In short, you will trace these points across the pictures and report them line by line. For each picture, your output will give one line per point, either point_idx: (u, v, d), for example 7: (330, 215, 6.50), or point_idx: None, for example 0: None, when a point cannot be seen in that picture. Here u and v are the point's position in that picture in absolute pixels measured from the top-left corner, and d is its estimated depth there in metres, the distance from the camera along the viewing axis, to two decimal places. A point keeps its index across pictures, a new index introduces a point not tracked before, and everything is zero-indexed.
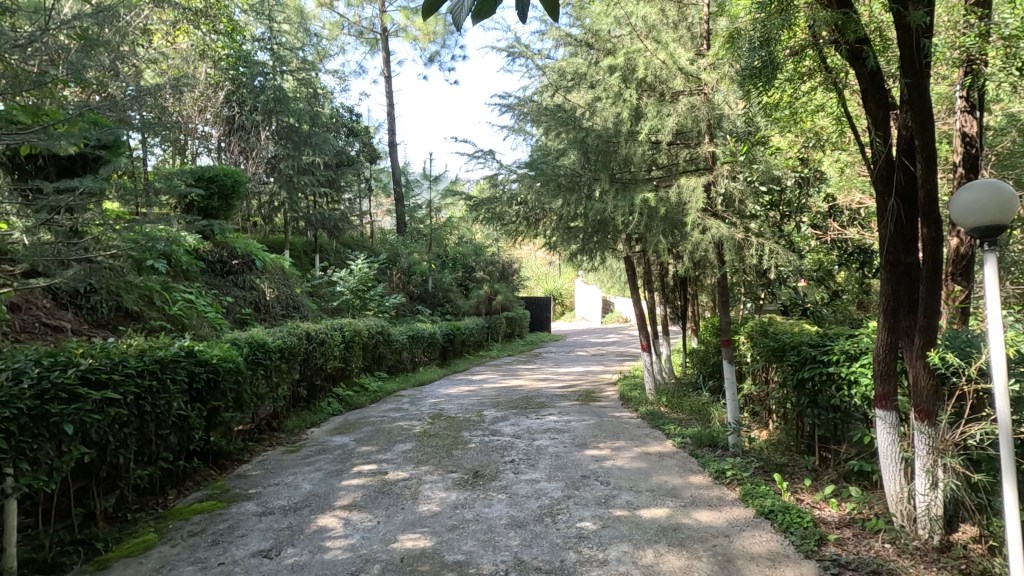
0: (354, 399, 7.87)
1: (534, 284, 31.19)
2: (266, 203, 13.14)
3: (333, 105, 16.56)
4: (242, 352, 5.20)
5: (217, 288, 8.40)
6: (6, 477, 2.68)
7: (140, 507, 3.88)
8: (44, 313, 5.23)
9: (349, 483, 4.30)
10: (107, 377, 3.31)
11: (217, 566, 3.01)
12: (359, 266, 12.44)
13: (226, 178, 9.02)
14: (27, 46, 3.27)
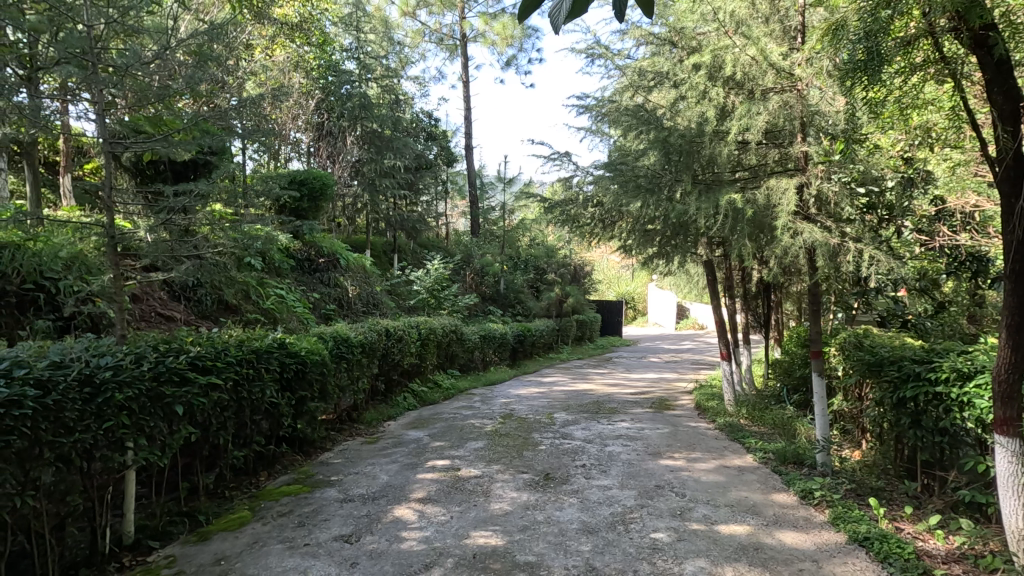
0: (428, 395, 8.11)
1: (606, 287, 30.76)
2: (350, 205, 13.84)
3: (414, 111, 17.17)
4: (327, 346, 5.50)
5: (306, 284, 8.94)
6: (128, 450, 2.96)
7: (236, 486, 4.20)
8: (160, 304, 5.77)
9: (423, 476, 4.43)
10: (211, 364, 3.61)
11: (303, 547, 3.20)
12: (435, 266, 12.82)
13: (316, 180, 9.64)
14: (151, 63, 3.66)
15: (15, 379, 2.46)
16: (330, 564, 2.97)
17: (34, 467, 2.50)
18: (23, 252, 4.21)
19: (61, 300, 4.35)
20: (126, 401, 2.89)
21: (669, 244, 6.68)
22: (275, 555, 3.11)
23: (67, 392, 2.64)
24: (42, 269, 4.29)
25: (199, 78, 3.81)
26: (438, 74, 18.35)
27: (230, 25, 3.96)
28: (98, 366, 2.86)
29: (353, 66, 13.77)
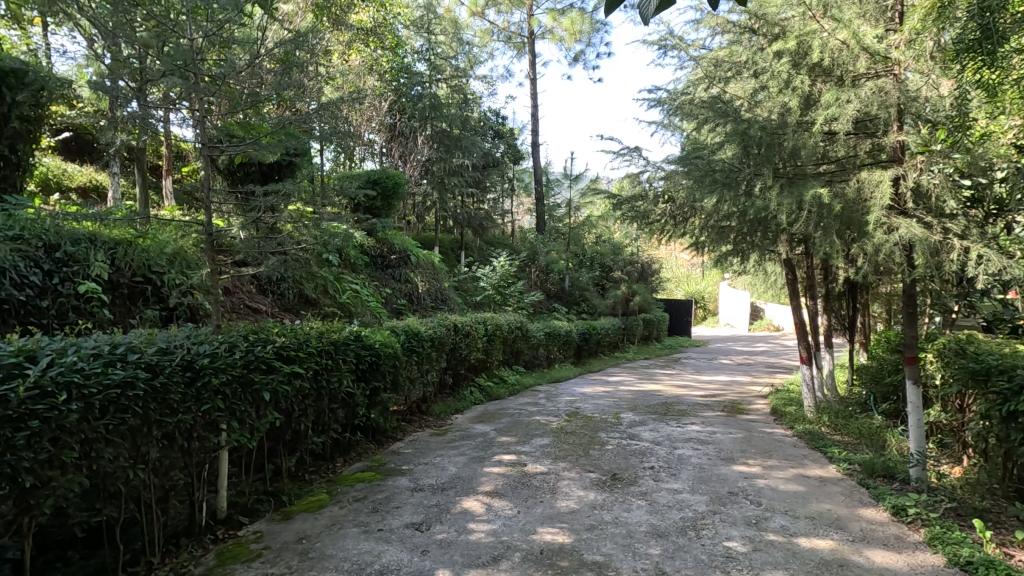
0: (494, 390, 8.21)
1: (674, 286, 29.90)
2: (420, 203, 14.24)
3: (482, 109, 17.40)
4: (399, 339, 5.69)
5: (379, 280, 9.29)
6: (221, 432, 3.19)
7: (315, 470, 4.44)
8: (248, 297, 6.16)
9: (490, 470, 4.50)
10: (294, 354, 3.83)
11: (377, 532, 3.33)
12: (501, 262, 12.98)
13: (387, 178, 10.02)
14: (244, 72, 3.94)
15: (130, 362, 2.67)
16: (402, 550, 3.08)
17: (144, 444, 2.73)
18: (134, 248, 4.61)
19: (164, 292, 4.74)
20: (220, 386, 3.12)
21: (745, 241, 6.39)
22: (351, 537, 3.26)
23: (172, 375, 2.86)
24: (149, 264, 4.68)
25: (286, 84, 4.05)
26: (506, 72, 18.49)
27: (313, 33, 4.18)
28: (197, 353, 3.09)
29: (424, 68, 14.14)
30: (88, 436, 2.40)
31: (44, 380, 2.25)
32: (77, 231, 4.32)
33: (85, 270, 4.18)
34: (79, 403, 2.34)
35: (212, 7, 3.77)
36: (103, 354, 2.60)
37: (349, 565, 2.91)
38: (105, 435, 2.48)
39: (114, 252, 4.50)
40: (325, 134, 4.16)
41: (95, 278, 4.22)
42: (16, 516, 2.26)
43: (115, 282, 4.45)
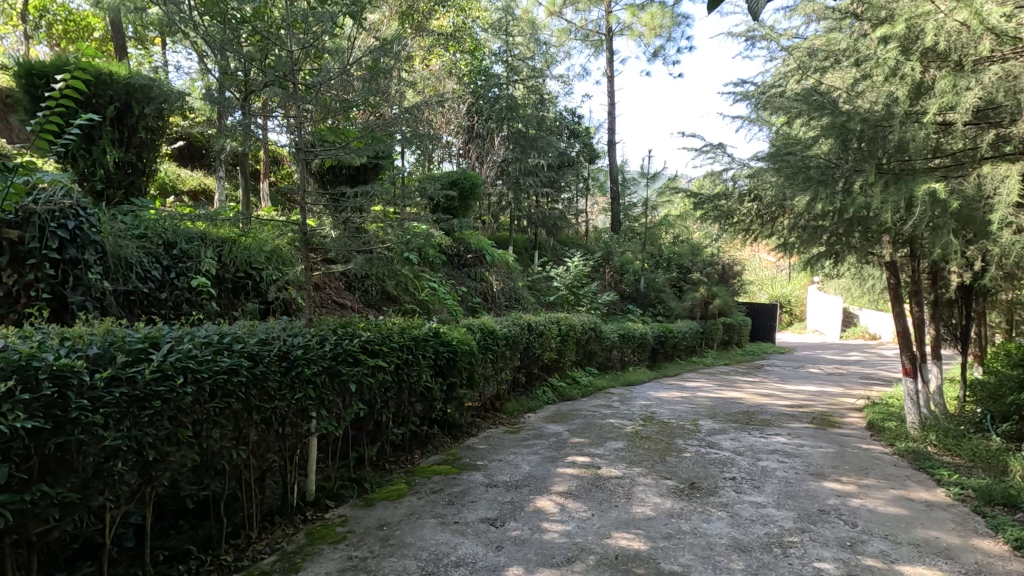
0: (567, 391, 8.17)
1: (757, 289, 28.42)
2: (495, 203, 14.46)
3: (558, 109, 17.38)
4: (475, 337, 5.81)
5: (456, 278, 9.52)
6: (311, 419, 3.40)
7: (395, 461, 4.62)
8: (335, 293, 6.51)
9: (564, 470, 4.49)
10: (378, 348, 4.01)
11: (453, 524, 3.42)
12: (576, 262, 12.91)
13: (465, 179, 10.29)
14: (337, 80, 4.16)
15: (235, 351, 2.90)
16: (478, 543, 3.14)
17: (245, 426, 2.95)
18: (237, 246, 5.00)
19: (262, 287, 5.12)
20: (311, 376, 3.33)
21: (841, 241, 5.91)
22: (429, 527, 3.37)
23: (269, 365, 3.07)
24: (250, 262, 5.07)
25: (374, 89, 4.23)
26: (583, 70, 18.34)
27: (398, 40, 4.35)
28: (292, 344, 3.31)
29: (501, 69, 14.34)
30: (200, 416, 2.62)
31: (165, 364, 2.47)
32: (190, 230, 4.74)
33: (196, 266, 4.59)
34: (193, 386, 2.56)
35: (308, 19, 4.02)
36: (212, 343, 2.83)
37: (427, 554, 3.01)
38: (214, 417, 2.70)
39: (221, 249, 4.91)
40: (409, 137, 4.32)
41: (204, 273, 4.61)
42: (139, 486, 2.49)
43: (221, 277, 4.85)
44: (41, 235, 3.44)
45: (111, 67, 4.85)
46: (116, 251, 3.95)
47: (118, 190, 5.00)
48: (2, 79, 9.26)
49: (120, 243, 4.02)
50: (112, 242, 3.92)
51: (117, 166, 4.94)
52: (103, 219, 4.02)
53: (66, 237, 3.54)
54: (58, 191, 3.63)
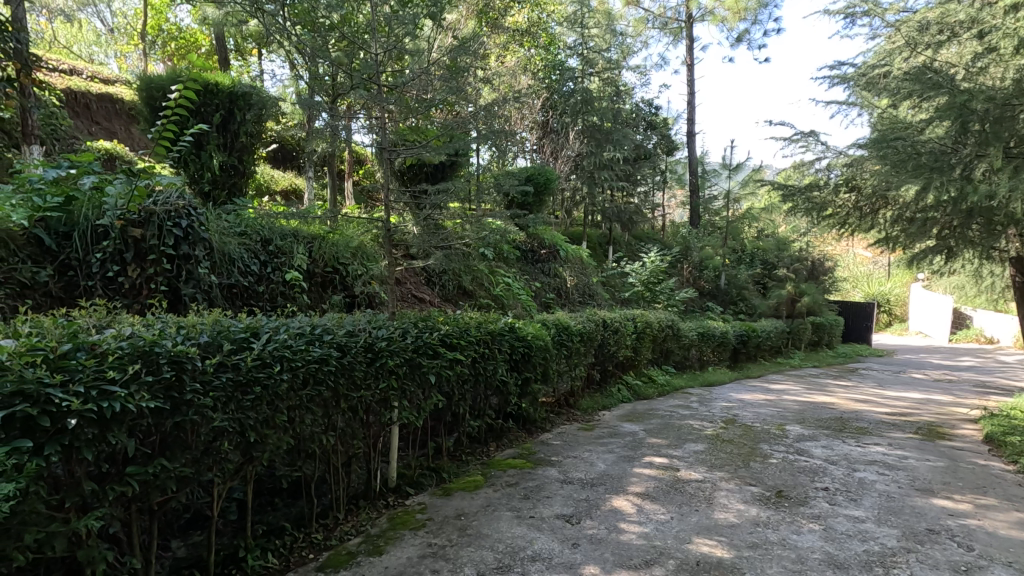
0: (643, 389, 7.98)
1: (851, 287, 26.42)
2: (569, 198, 14.38)
3: (634, 101, 16.99)
4: (550, 332, 5.80)
5: (530, 274, 9.55)
6: (393, 408, 3.53)
7: (472, 452, 4.71)
8: (415, 287, 6.73)
9: (641, 471, 4.38)
10: (456, 342, 4.11)
11: (529, 518, 3.44)
12: (653, 258, 12.58)
13: (540, 175, 10.29)
14: (421, 79, 4.26)
15: (325, 342, 3.07)
16: (554, 539, 3.14)
17: (334, 413, 3.11)
18: (325, 242, 5.28)
19: (348, 281, 5.41)
20: (394, 367, 3.46)
21: (957, 235, 5.61)
22: (505, 520, 3.41)
23: (356, 355, 3.23)
24: (337, 257, 5.36)
25: (453, 88, 4.30)
26: (661, 60, 17.79)
27: (476, 39, 4.41)
28: (376, 336, 3.45)
29: (576, 63, 14.21)
30: (294, 402, 2.79)
31: (264, 353, 2.64)
32: (284, 228, 5.06)
33: (289, 261, 4.90)
34: (288, 373, 2.72)
35: (392, 22, 4.15)
36: (306, 334, 3.01)
37: (503, 546, 3.04)
38: (305, 403, 2.86)
39: (312, 246, 5.21)
40: (486, 134, 4.34)
41: (297, 268, 4.93)
42: (242, 465, 2.68)
43: (311, 272, 5.16)
44: (159, 233, 3.80)
45: (217, 78, 5.25)
46: (221, 247, 4.30)
47: (224, 191, 5.44)
48: (126, 94, 10.35)
49: (224, 240, 4.36)
50: (218, 239, 4.26)
51: (223, 169, 5.36)
52: (210, 217, 4.38)
53: (180, 234, 3.87)
54: (173, 193, 3.99)
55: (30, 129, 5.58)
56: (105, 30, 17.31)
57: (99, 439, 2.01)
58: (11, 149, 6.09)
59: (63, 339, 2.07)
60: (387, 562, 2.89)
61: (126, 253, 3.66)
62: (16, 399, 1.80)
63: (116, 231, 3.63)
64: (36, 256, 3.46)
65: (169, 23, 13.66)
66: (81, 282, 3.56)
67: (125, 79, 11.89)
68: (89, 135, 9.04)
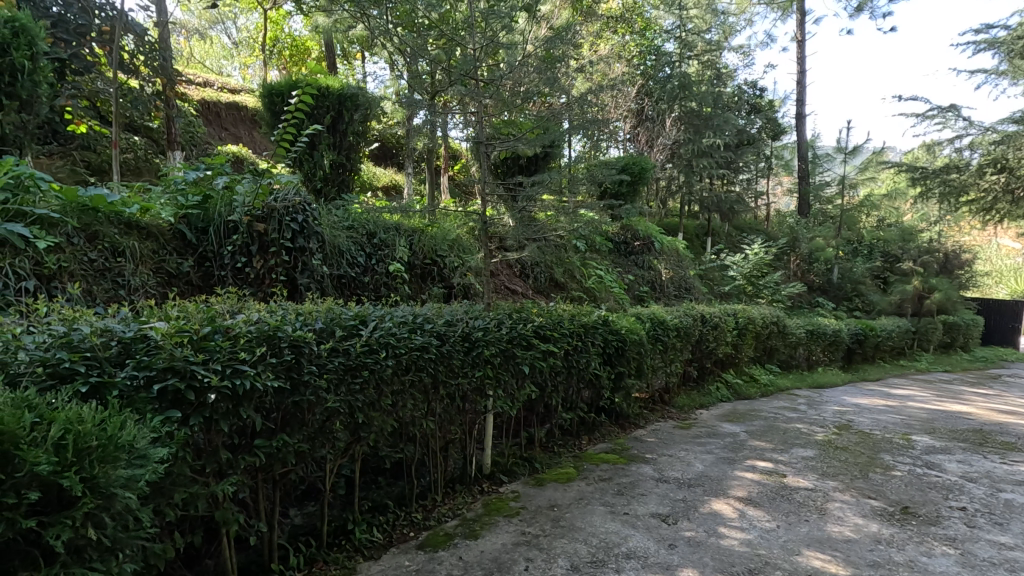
0: (744, 389, 7.54)
1: (993, 283, 23.20)
2: (664, 187, 13.92)
3: (736, 83, 16.02)
4: (644, 326, 5.66)
5: (622, 266, 9.32)
6: (489, 397, 3.61)
7: (564, 444, 4.71)
8: (508, 279, 6.82)
9: (743, 474, 4.15)
10: (550, 334, 4.11)
11: (623, 514, 3.38)
12: (756, 249, 11.82)
13: (634, 163, 10.00)
14: (517, 72, 4.26)
15: (426, 331, 3.20)
16: (650, 538, 3.06)
17: (433, 399, 3.24)
18: (424, 235, 5.52)
19: (446, 273, 5.61)
20: (490, 356, 3.54)
21: None
22: (599, 515, 3.37)
23: (454, 345, 3.33)
24: (435, 249, 5.59)
25: (549, 79, 4.27)
26: (767, 38, 16.61)
27: (571, 28, 4.36)
28: (473, 327, 3.55)
29: (673, 46, 13.68)
30: (398, 387, 2.94)
31: (372, 339, 2.80)
32: (387, 221, 5.33)
33: (392, 253, 5.16)
34: (393, 359, 2.88)
35: (489, 18, 4.20)
36: (408, 322, 3.15)
37: (597, 540, 3.02)
38: (408, 388, 3.01)
39: (412, 238, 5.46)
40: (579, 123, 4.26)
41: (399, 260, 5.18)
42: (351, 444, 2.87)
43: (412, 263, 5.40)
44: (279, 228, 4.16)
45: (328, 81, 5.62)
46: (332, 240, 4.61)
47: (335, 187, 5.80)
48: (249, 101, 11.39)
49: (335, 233, 4.66)
50: (329, 233, 4.56)
51: (333, 168, 5.73)
52: (322, 213, 4.70)
53: (297, 228, 4.21)
54: (291, 190, 4.34)
55: (174, 137, 6.32)
56: (231, 44, 19.13)
57: (233, 413, 2.22)
58: (159, 155, 6.89)
59: (204, 322, 2.31)
60: (482, 546, 2.96)
61: (252, 246, 4.03)
62: (168, 374, 2.03)
63: (244, 226, 4.00)
64: (180, 249, 3.90)
65: (285, 33, 14.81)
66: (215, 272, 3.96)
67: (249, 88, 13.07)
68: (219, 140, 10.04)
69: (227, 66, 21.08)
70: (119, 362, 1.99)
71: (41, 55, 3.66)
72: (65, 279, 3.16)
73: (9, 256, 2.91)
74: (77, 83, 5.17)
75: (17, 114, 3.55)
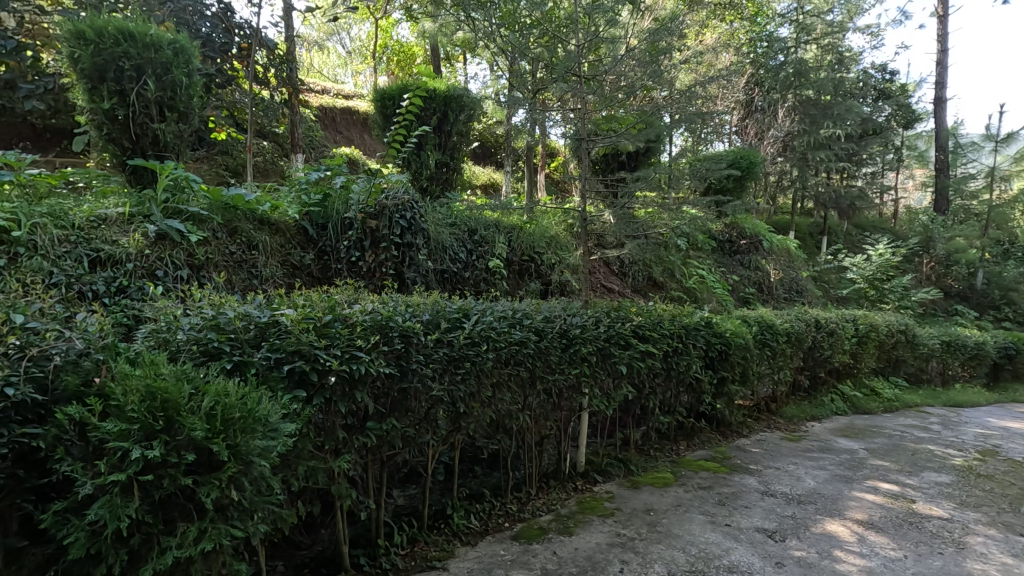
0: (864, 402, 6.88)
1: None
2: (774, 183, 13.03)
3: (862, 67, 14.60)
4: (751, 330, 5.34)
5: (726, 266, 8.85)
6: (584, 394, 3.60)
7: (661, 448, 4.58)
8: (605, 277, 6.73)
9: (862, 495, 3.79)
10: (649, 334, 4.01)
11: (725, 526, 3.23)
12: (881, 250, 10.69)
13: (743, 158, 9.45)
14: (621, 66, 4.14)
15: (525, 326, 3.24)
16: (754, 553, 2.89)
17: (530, 394, 3.29)
18: (523, 232, 5.60)
19: (543, 270, 5.66)
20: (587, 354, 3.52)
21: None
22: (698, 524, 3.24)
23: (551, 341, 3.35)
24: (534, 247, 5.65)
25: (654, 72, 4.12)
26: (901, 15, 14.93)
27: (677, 18, 4.19)
28: (571, 324, 3.55)
29: (789, 31, 12.75)
30: (497, 380, 3.01)
31: (474, 332, 2.90)
32: (488, 219, 5.46)
33: (492, 250, 5.28)
34: (493, 353, 2.96)
35: (593, 13, 4.15)
36: (508, 317, 3.21)
37: (696, 550, 2.90)
38: (506, 381, 3.07)
39: (510, 235, 5.55)
40: (684, 117, 4.08)
41: (498, 256, 5.29)
42: (451, 432, 2.98)
43: (510, 260, 5.49)
44: (389, 224, 4.41)
45: (435, 84, 5.87)
46: (437, 236, 4.81)
47: (439, 185, 6.03)
48: (362, 106, 12.17)
49: (439, 230, 4.86)
50: (434, 229, 4.77)
51: (438, 167, 5.97)
52: (428, 210, 4.92)
53: (405, 225, 4.44)
54: (400, 189, 4.57)
55: (296, 140, 6.87)
56: (346, 54, 20.50)
57: (350, 396, 2.38)
58: (284, 158, 7.56)
59: (326, 310, 2.50)
60: (577, 544, 2.95)
61: (365, 241, 4.31)
62: (295, 357, 2.23)
63: (359, 223, 4.28)
64: (303, 243, 4.25)
65: (394, 41, 15.62)
66: (333, 265, 4.28)
67: (362, 94, 13.95)
68: (335, 143, 10.83)
69: (342, 73, 22.67)
70: (256, 344, 2.22)
71: (194, 72, 4.16)
72: (211, 269, 3.56)
73: (168, 248, 3.36)
74: (220, 95, 5.81)
75: (177, 124, 4.01)
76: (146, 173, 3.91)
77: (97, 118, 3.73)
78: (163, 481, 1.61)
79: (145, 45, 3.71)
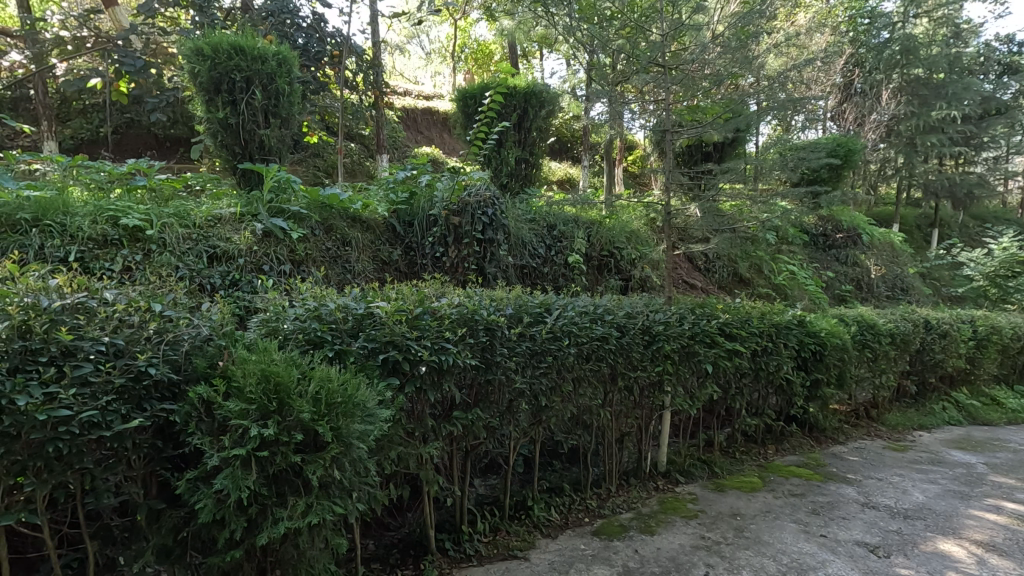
0: (982, 412, 6.21)
1: None
2: (876, 171, 12.02)
3: (983, 40, 13.12)
4: (849, 330, 4.97)
5: (820, 261, 8.29)
6: (667, 392, 3.52)
7: (747, 451, 4.38)
8: (687, 272, 6.51)
9: (981, 514, 3.44)
10: (736, 331, 3.84)
11: (820, 536, 3.04)
12: (1005, 243, 9.58)
13: (841, 145, 8.81)
14: (706, 54, 3.97)
15: (607, 322, 3.21)
16: (854, 568, 2.71)
17: (611, 390, 3.27)
18: (602, 228, 5.55)
19: (623, 265, 5.57)
20: (670, 352, 3.43)
21: None
22: (790, 532, 3.08)
23: (633, 337, 3.30)
24: (613, 242, 5.57)
25: (743, 59, 3.93)
26: None
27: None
28: (654, 320, 3.47)
29: (895, 5, 11.68)
30: (578, 374, 3.02)
31: (556, 327, 2.91)
32: (567, 214, 5.46)
33: (571, 245, 5.27)
34: (575, 348, 2.97)
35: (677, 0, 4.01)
36: (589, 312, 3.20)
37: (788, 559, 2.77)
38: (588, 377, 3.07)
39: (589, 231, 5.51)
40: (773, 104, 3.86)
41: (577, 252, 5.27)
42: (533, 425, 3.02)
43: (589, 255, 5.46)
44: (471, 221, 4.50)
45: (515, 80, 5.91)
46: (516, 232, 4.87)
47: (518, 182, 6.09)
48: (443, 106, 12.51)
49: (518, 226, 4.92)
50: (514, 225, 4.83)
51: (517, 163, 6.02)
52: (508, 206, 4.98)
53: (486, 222, 4.51)
54: (482, 186, 4.65)
55: (380, 141, 7.18)
56: (425, 56, 21.08)
57: (438, 386, 2.47)
58: (369, 158, 7.93)
59: (416, 302, 2.60)
60: (659, 543, 2.90)
61: (448, 237, 4.44)
62: (389, 347, 2.35)
63: (443, 220, 4.40)
64: (391, 239, 4.46)
65: (471, 40, 15.89)
66: (418, 260, 4.45)
67: (441, 93, 14.30)
68: (417, 143, 11.20)
69: (420, 75, 23.38)
70: (353, 334, 2.36)
71: (294, 80, 4.45)
72: (309, 264, 3.83)
73: (273, 245, 3.65)
74: (315, 102, 6.19)
75: (280, 129, 4.32)
76: (253, 176, 4.24)
77: (213, 127, 4.09)
78: (276, 458, 1.76)
79: (253, 57, 4.03)
